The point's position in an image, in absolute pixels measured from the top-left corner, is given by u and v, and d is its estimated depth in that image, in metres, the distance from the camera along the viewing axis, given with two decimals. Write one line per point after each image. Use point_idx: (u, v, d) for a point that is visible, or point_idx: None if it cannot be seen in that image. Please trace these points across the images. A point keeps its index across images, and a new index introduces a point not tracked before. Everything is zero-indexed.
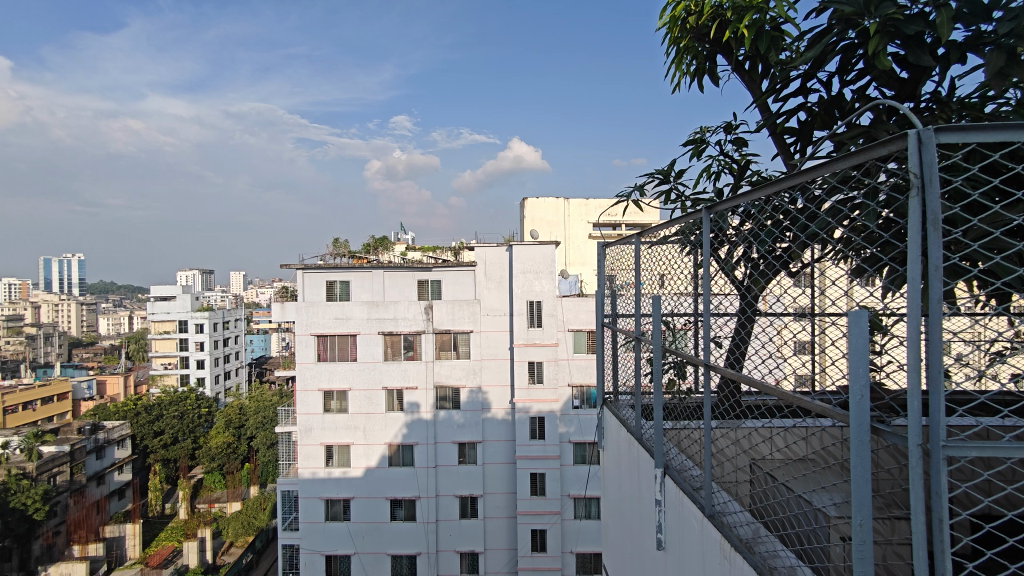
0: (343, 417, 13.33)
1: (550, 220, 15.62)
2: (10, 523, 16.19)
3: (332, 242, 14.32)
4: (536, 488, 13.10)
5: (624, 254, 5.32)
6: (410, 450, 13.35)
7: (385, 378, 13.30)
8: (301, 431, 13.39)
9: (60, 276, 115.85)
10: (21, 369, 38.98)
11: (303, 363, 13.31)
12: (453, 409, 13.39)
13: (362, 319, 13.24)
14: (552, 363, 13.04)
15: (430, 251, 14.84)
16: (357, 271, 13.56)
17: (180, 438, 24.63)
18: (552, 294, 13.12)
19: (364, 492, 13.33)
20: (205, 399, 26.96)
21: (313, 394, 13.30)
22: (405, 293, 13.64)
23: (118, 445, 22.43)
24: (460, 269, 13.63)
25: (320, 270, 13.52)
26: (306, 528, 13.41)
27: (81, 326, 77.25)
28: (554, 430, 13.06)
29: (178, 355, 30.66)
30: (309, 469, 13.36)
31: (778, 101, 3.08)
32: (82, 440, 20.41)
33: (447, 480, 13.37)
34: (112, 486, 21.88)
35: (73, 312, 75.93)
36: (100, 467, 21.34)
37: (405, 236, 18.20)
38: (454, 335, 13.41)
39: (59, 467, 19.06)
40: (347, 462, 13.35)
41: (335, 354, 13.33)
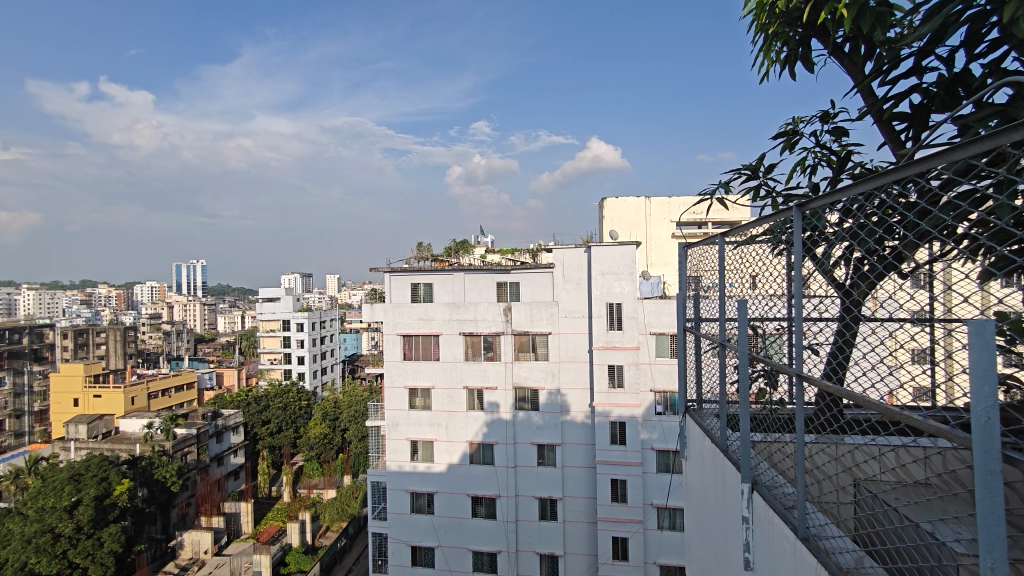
0: (427, 414, 13.92)
1: (630, 220, 15.23)
2: (155, 492, 18.73)
3: (416, 246, 14.98)
4: (617, 494, 12.81)
5: (708, 255, 5.07)
6: (490, 449, 13.63)
7: (466, 377, 13.69)
8: (389, 425, 14.14)
9: (189, 280, 132.61)
10: (159, 361, 44.96)
11: (390, 361, 14.08)
12: (532, 411, 13.49)
13: (444, 320, 13.75)
14: (633, 367, 12.72)
15: (509, 253, 15.07)
16: (440, 273, 14.08)
17: (284, 427, 27.04)
18: (632, 296, 12.81)
19: (447, 487, 13.80)
20: (305, 393, 29.41)
21: (399, 391, 14.01)
22: (485, 295, 13.94)
23: (235, 430, 25.05)
24: (538, 270, 13.70)
25: (405, 273, 14.20)
26: (393, 518, 14.14)
27: (205, 324, 87.55)
28: (636, 436, 12.70)
29: (283, 351, 33.65)
30: (397, 462, 14.09)
31: (886, 84, 2.76)
32: (207, 425, 23.02)
33: (526, 480, 13.49)
34: (229, 467, 24.42)
35: (198, 312, 86.32)
36: (220, 450, 23.93)
37: (484, 239, 18.63)
38: (533, 337, 13.51)
39: (189, 448, 21.62)
40: (431, 458, 13.92)
41: (420, 353, 13.96)
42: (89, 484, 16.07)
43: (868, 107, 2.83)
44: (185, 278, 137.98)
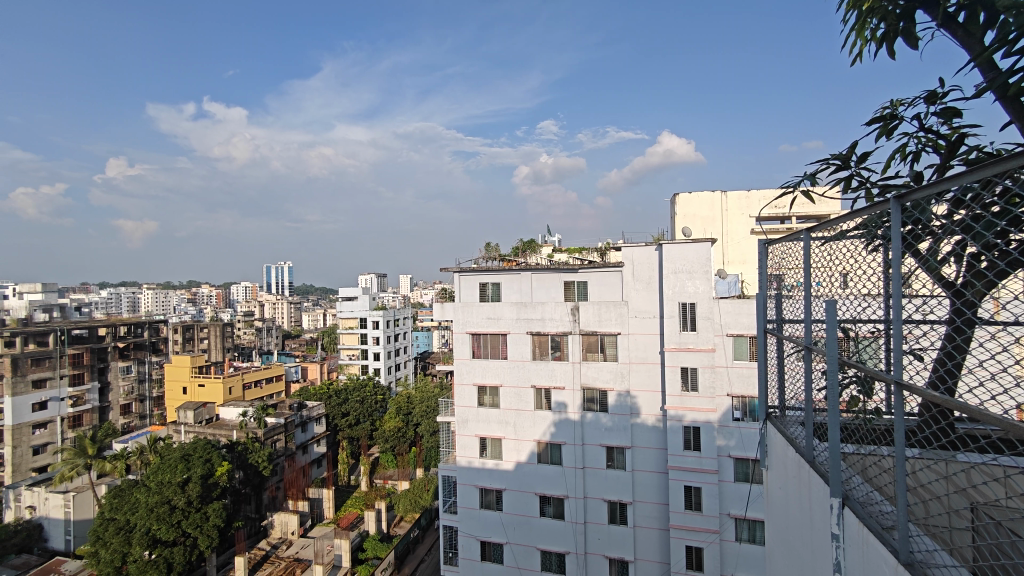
0: (495, 411, 14.12)
1: (705, 215, 14.58)
2: (249, 475, 20.48)
3: (484, 247, 15.22)
4: (691, 502, 12.32)
5: (791, 252, 4.74)
6: (558, 449, 13.59)
7: (534, 376, 13.73)
8: (458, 421, 14.51)
9: (279, 280, 143.82)
10: (252, 354, 49.09)
11: (460, 358, 14.45)
12: (600, 412, 13.28)
13: (512, 319, 13.88)
14: (708, 370, 12.17)
15: (577, 252, 14.92)
16: (507, 273, 14.24)
17: (362, 419, 28.54)
18: (707, 296, 12.25)
19: (515, 485, 13.92)
20: (380, 387, 30.89)
21: (468, 389, 14.34)
22: (552, 294, 13.93)
23: (318, 421, 26.76)
24: (607, 269, 13.47)
25: (474, 273, 14.50)
26: (463, 513, 14.50)
27: (291, 321, 94.29)
28: (711, 443, 12.14)
29: (360, 348, 35.48)
30: (466, 457, 14.44)
31: (1010, 55, 2.43)
32: (293, 415, 24.73)
33: (595, 482, 13.30)
34: (313, 455, 26.13)
35: (286, 309, 93.19)
36: (305, 438, 25.63)
37: (551, 238, 18.60)
38: (601, 337, 13.30)
39: (278, 436, 23.37)
40: (499, 455, 14.12)
41: (488, 351, 14.18)
42: (197, 464, 17.79)
43: (988, 83, 2.51)
44: (275, 278, 149.75)
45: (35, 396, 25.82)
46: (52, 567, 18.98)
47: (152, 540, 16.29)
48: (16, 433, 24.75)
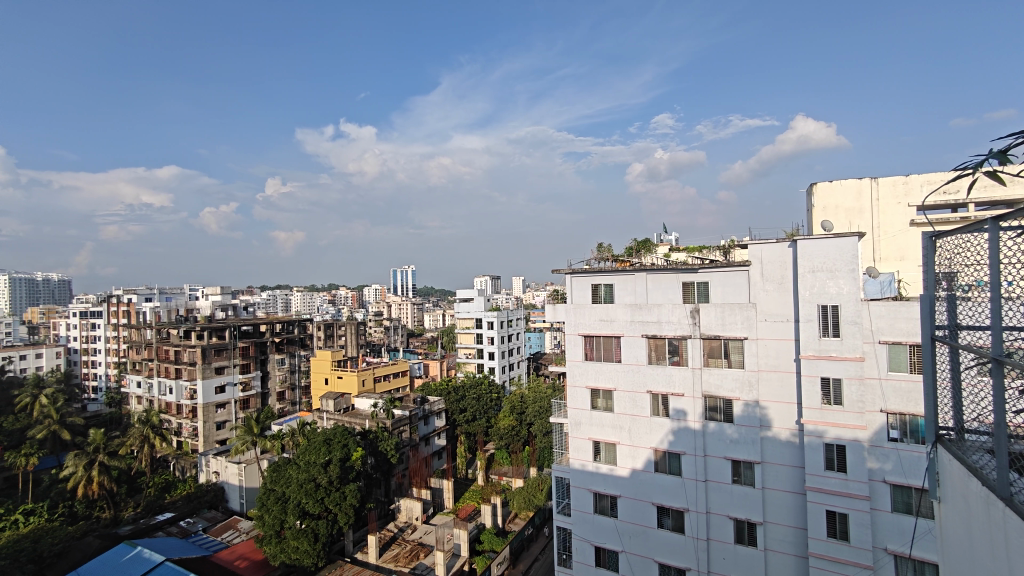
0: (609, 416, 13.83)
1: (849, 206, 12.87)
2: (379, 461, 22.30)
3: (597, 247, 14.94)
4: (836, 530, 10.91)
5: (970, 245, 3.96)
6: (677, 458, 12.90)
7: (650, 381, 13.19)
8: (571, 424, 14.43)
9: (404, 284, 156.66)
10: (381, 351, 53.57)
11: (572, 360, 14.33)
12: (725, 422, 12.36)
13: (626, 321, 13.50)
14: (856, 382, 10.67)
15: (697, 251, 14.00)
16: (621, 274, 13.81)
17: (478, 415, 29.73)
18: (854, 297, 10.77)
19: (631, 493, 13.50)
20: (495, 386, 31.98)
21: (581, 391, 14.20)
22: (669, 296, 13.23)
23: (438, 415, 28.29)
24: (731, 268, 12.42)
25: (586, 274, 14.25)
26: (577, 516, 14.39)
27: (414, 320, 101.30)
28: (861, 465, 10.64)
29: (476, 347, 36.97)
30: (579, 460, 14.34)
31: None
32: (417, 408, 26.42)
33: (718, 497, 12.39)
34: (435, 447, 27.69)
35: (409, 309, 100.39)
36: (428, 431, 27.26)
37: (667, 238, 17.71)
38: (724, 342, 12.39)
39: (403, 428, 25.11)
40: (614, 460, 13.80)
41: (601, 354, 13.95)
42: (336, 448, 19.84)
43: None
44: (400, 282, 162.46)
45: (216, 380, 31.09)
46: (231, 524, 22.49)
47: (303, 511, 18.51)
48: (204, 410, 30.24)
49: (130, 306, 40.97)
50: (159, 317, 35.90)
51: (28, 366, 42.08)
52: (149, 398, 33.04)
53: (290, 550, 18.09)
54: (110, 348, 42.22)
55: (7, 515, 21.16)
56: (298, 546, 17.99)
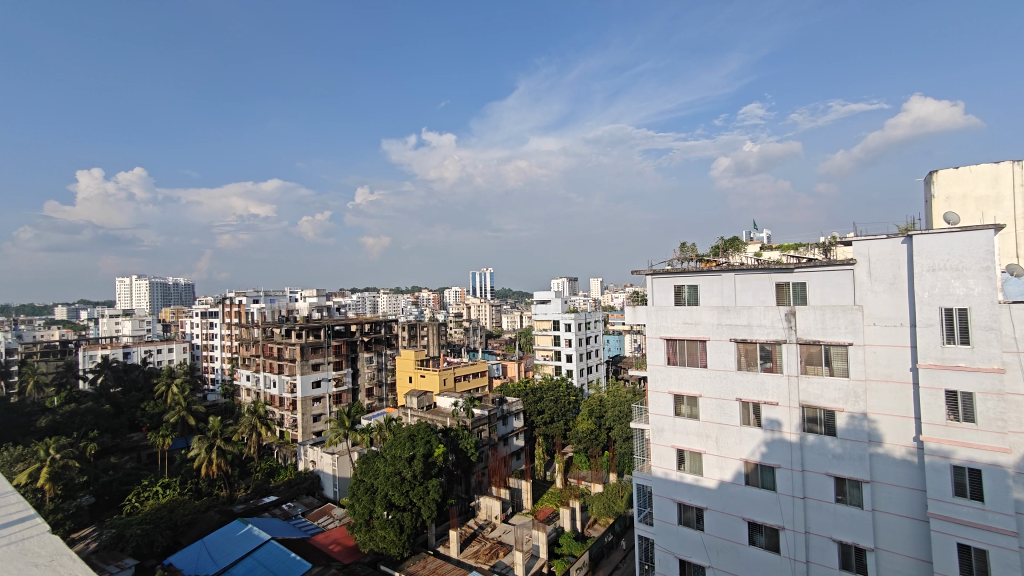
0: (694, 424, 13.18)
1: (983, 194, 11.28)
2: (459, 458, 22.90)
3: (680, 247, 14.27)
4: (972, 568, 9.50)
5: None
6: (771, 472, 11.99)
7: (740, 388, 12.40)
8: (654, 430, 13.94)
9: (482, 285, 160.31)
10: (461, 351, 55.10)
11: (654, 364, 13.84)
12: (826, 436, 11.30)
13: (712, 324, 12.82)
14: (994, 398, 9.31)
15: (792, 249, 12.96)
16: (706, 274, 13.06)
17: (556, 418, 29.61)
18: (987, 300, 9.41)
19: (719, 505, 12.76)
20: (573, 389, 31.71)
21: (664, 397, 13.67)
22: (761, 297, 12.25)
23: (517, 416, 28.53)
24: (833, 267, 11.30)
25: (668, 275, 13.65)
26: (660, 526, 13.84)
27: (493, 321, 103.21)
28: (1004, 495, 9.21)
29: (553, 349, 36.89)
30: (662, 468, 13.79)
31: None
32: (496, 408, 26.81)
33: (819, 517, 11.36)
34: (513, 447, 27.97)
35: (488, 311, 102.39)
36: (506, 431, 27.57)
37: (758, 235, 16.57)
38: (825, 347, 11.36)
39: (482, 427, 25.59)
40: (700, 471, 13.13)
41: (685, 358, 13.35)
42: (420, 444, 20.64)
43: None
44: (478, 284, 166.25)
45: (313, 376, 33.63)
46: (326, 510, 24.15)
47: (390, 503, 19.47)
48: (303, 403, 32.82)
49: (241, 307, 45.42)
50: (264, 317, 39.48)
51: (163, 359, 48.25)
52: (257, 390, 36.41)
53: (378, 539, 19.09)
54: (226, 344, 47.17)
55: (148, 487, 24.32)
56: (386, 535, 18.96)
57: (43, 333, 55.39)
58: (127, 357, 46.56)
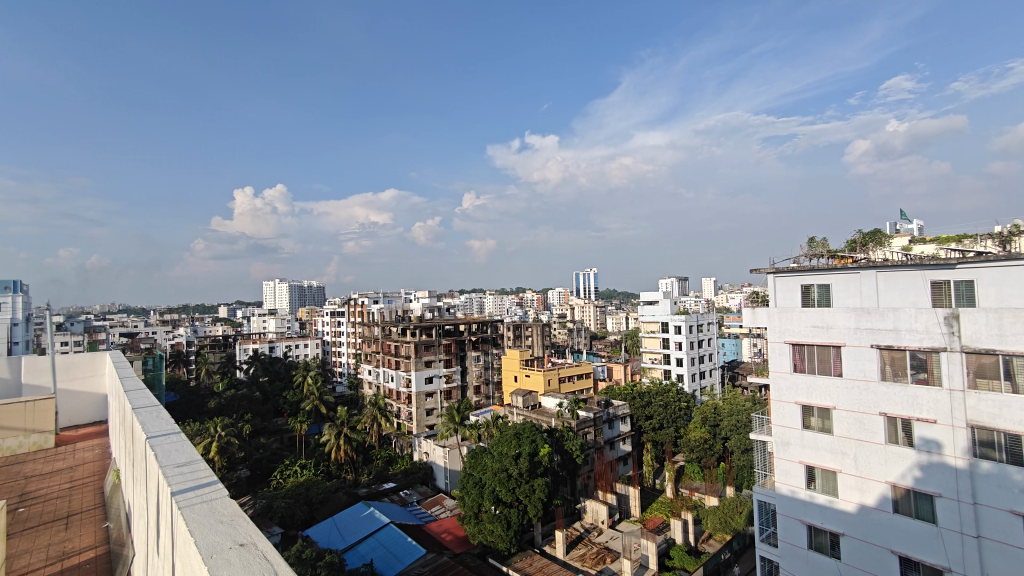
0: (827, 438, 11.80)
1: None
2: (564, 459, 22.79)
3: (808, 242, 12.88)
4: None
5: None
6: (928, 501, 10.32)
7: (885, 402, 10.86)
8: (777, 443, 12.74)
9: (587, 285, 159.08)
10: (566, 351, 54.97)
11: (778, 371, 12.61)
12: (1006, 464, 9.40)
13: (848, 328, 11.39)
14: None
15: (953, 242, 11.07)
16: (840, 271, 11.64)
17: (666, 424, 28.31)
18: None
19: (860, 533, 11.29)
20: (684, 395, 30.15)
21: (790, 407, 12.43)
22: (912, 298, 10.63)
23: (624, 420, 27.70)
24: (1011, 263, 9.46)
25: (793, 273, 12.40)
26: (786, 548, 12.63)
27: (597, 323, 101.63)
28: None
29: (662, 352, 35.39)
30: (788, 485, 12.55)
31: None
32: (601, 411, 26.25)
33: (998, 561, 9.53)
34: (620, 452, 27.18)
35: (592, 312, 101.12)
36: (613, 435, 26.88)
37: (907, 227, 14.41)
38: (1003, 358, 9.49)
39: (587, 429, 25.11)
40: (835, 492, 11.72)
41: (815, 366, 12.02)
42: (525, 442, 20.89)
43: None
44: (582, 285, 164.83)
45: (426, 372, 35.71)
46: (438, 500, 25.45)
47: (497, 498, 19.96)
48: (417, 398, 35.01)
49: (363, 306, 49.62)
50: (383, 317, 42.75)
51: (301, 353, 54.46)
52: (377, 383, 39.55)
53: (487, 532, 19.68)
54: (350, 341, 51.92)
55: (290, 466, 27.56)
56: (494, 530, 19.48)
57: (211, 328, 65.49)
58: (273, 350, 53.29)
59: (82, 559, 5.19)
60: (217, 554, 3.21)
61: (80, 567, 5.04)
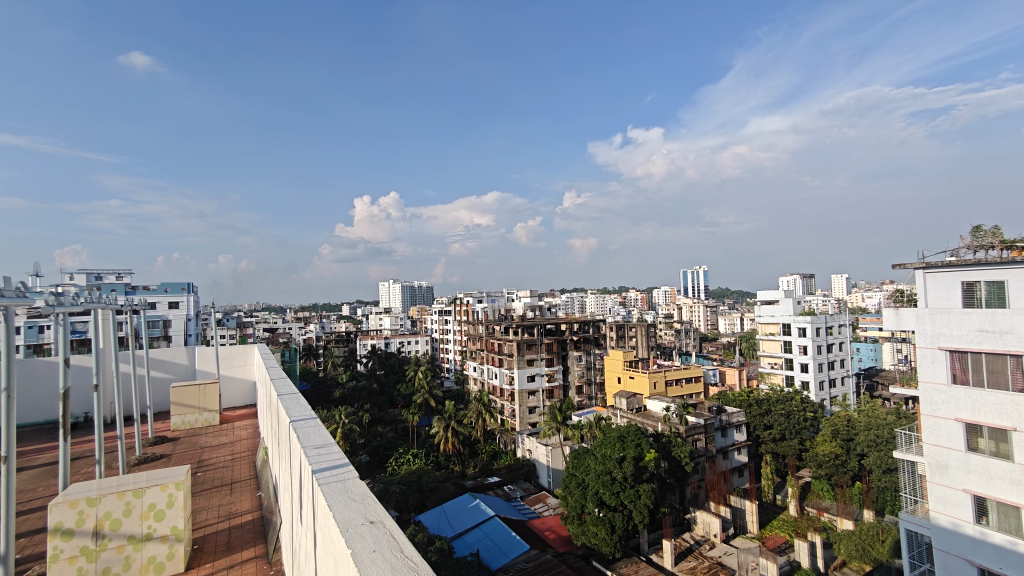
0: (1003, 466, 9.91)
1: None
2: (672, 466, 21.76)
3: (970, 231, 10.95)
4: None
5: None
6: None
7: None
8: (933, 465, 11.02)
9: (694, 282, 150.89)
10: (673, 353, 52.51)
11: (931, 382, 10.96)
12: None
13: None
14: None
15: None
16: (1018, 264, 9.73)
17: (788, 436, 25.81)
18: None
19: None
20: (810, 404, 27.37)
21: (950, 426, 10.66)
22: None
23: (739, 428, 25.71)
24: None
25: (951, 269, 10.62)
26: None
27: (708, 324, 95.58)
28: None
29: (783, 356, 32.35)
30: (948, 517, 10.79)
31: None
32: (713, 418, 24.57)
33: None
34: (734, 463, 25.23)
35: (702, 312, 95.39)
36: (726, 444, 25.03)
37: None
38: None
39: (697, 436, 23.50)
40: (1017, 532, 9.80)
41: (981, 377, 10.21)
42: (630, 446, 20.18)
43: None
44: (690, 284, 156.59)
45: (528, 370, 36.23)
46: (541, 498, 25.66)
47: (601, 501, 19.61)
48: (520, 395, 35.68)
49: (467, 305, 51.56)
50: (487, 316, 44.09)
51: (413, 349, 58.09)
52: (482, 380, 40.92)
53: (590, 534, 19.44)
54: (457, 339, 54.29)
55: (403, 455, 29.54)
56: (597, 533, 19.19)
57: (336, 325, 72.31)
58: (388, 346, 57.44)
59: (244, 520, 5.99)
60: (352, 529, 3.48)
61: (242, 527, 5.82)
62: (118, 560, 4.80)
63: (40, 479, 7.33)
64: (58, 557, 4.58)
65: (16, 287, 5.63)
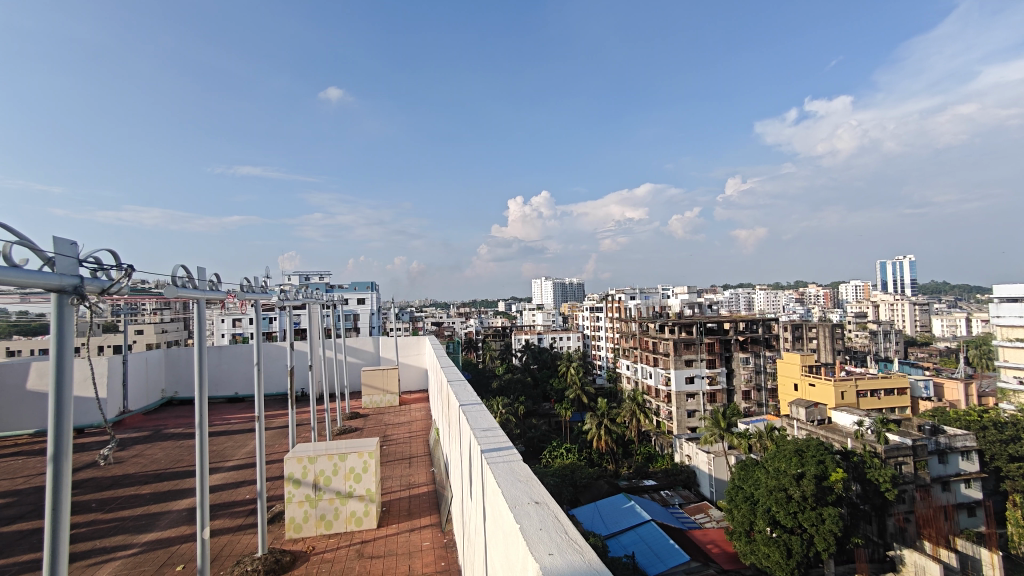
0: None
1: None
2: (869, 491, 18.53)
3: None
4: None
5: None
6: None
7: None
8: None
9: (895, 277, 126.60)
10: (867, 359, 44.70)
11: None
12: None
13: None
14: None
15: None
16: None
17: None
18: None
19: None
20: None
21: None
22: None
23: (965, 455, 20.74)
24: None
25: None
26: None
27: (916, 325, 79.23)
28: None
29: None
30: None
31: None
32: (925, 438, 20.27)
33: None
34: (959, 497, 20.53)
35: (907, 311, 79.50)
36: (945, 472, 20.39)
37: None
38: None
39: (903, 458, 19.67)
40: None
41: None
42: (810, 462, 17.70)
43: None
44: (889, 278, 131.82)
45: (687, 371, 34.14)
46: (703, 508, 23.98)
47: (774, 520, 17.55)
48: (677, 397, 33.76)
49: (619, 301, 50.60)
50: (640, 312, 42.69)
51: (565, 344, 58.93)
52: (635, 379, 39.78)
53: (761, 555, 17.54)
54: (609, 336, 53.52)
55: (557, 448, 30.21)
56: (770, 555, 17.20)
57: (493, 320, 76.88)
58: (541, 341, 59.23)
59: (421, 491, 6.63)
60: (519, 506, 3.56)
61: (420, 497, 6.45)
62: (331, 510, 5.65)
63: (276, 438, 9.06)
64: (291, 499, 5.59)
65: (259, 284, 7.05)
